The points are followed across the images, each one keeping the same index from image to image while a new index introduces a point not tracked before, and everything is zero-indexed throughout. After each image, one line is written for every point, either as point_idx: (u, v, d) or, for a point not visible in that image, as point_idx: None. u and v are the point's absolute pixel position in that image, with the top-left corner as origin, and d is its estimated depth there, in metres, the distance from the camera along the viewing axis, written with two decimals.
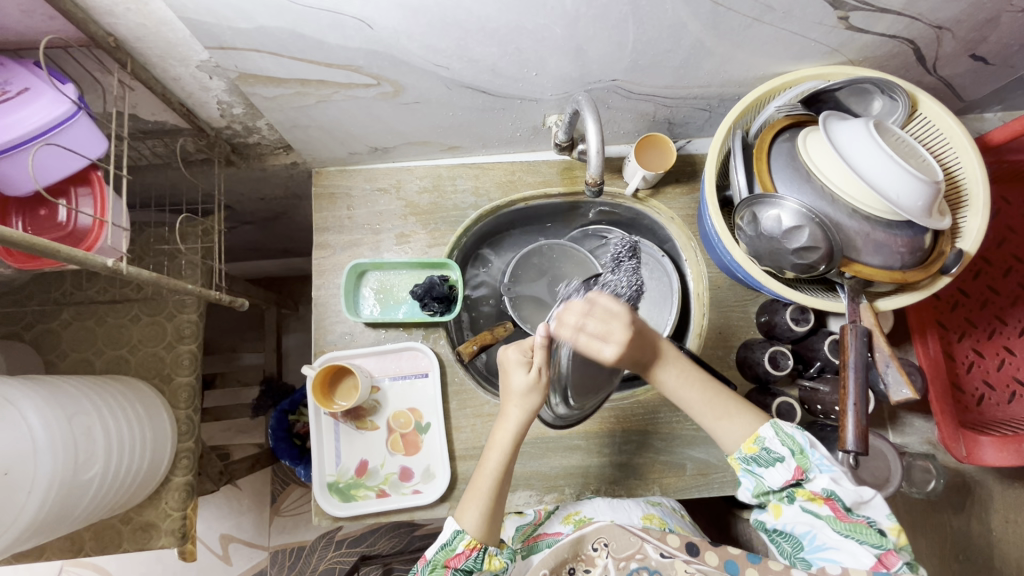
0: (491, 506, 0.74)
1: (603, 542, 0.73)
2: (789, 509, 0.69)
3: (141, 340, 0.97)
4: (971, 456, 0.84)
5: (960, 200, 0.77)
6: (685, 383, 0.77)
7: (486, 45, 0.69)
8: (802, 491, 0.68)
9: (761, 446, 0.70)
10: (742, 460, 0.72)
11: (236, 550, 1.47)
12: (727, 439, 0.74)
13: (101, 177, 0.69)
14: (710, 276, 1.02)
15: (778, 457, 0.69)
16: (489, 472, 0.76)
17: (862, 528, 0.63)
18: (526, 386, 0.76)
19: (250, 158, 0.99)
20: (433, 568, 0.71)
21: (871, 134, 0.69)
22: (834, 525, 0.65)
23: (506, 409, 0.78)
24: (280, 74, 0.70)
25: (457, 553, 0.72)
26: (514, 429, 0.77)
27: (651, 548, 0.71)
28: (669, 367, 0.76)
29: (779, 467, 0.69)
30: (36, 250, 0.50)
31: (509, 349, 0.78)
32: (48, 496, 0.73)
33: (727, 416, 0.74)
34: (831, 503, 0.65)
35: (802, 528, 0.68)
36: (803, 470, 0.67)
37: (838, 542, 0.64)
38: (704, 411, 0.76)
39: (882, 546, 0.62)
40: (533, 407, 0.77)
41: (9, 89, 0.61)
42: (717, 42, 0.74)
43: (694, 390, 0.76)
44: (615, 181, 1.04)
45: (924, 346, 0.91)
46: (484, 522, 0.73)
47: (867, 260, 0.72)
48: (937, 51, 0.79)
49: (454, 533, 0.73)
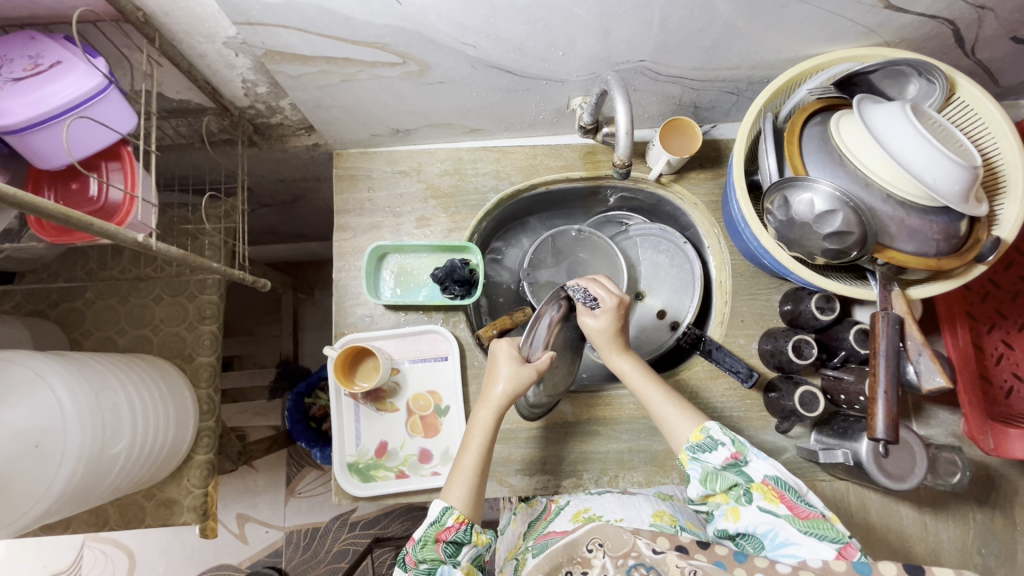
0: (475, 481, 0.76)
1: (597, 543, 0.73)
2: (746, 510, 0.70)
3: (163, 319, 0.98)
4: (999, 448, 0.82)
5: (997, 187, 0.75)
6: (644, 379, 0.82)
7: (515, 22, 0.68)
8: (754, 484, 0.70)
9: (706, 434, 0.74)
10: (690, 451, 0.75)
11: (252, 529, 1.50)
12: (690, 423, 0.77)
13: (131, 153, 0.69)
14: (732, 264, 1.00)
15: (720, 442, 0.73)
16: (473, 447, 0.78)
17: (819, 523, 0.66)
18: (510, 373, 0.79)
19: (272, 139, 0.98)
20: (425, 544, 0.71)
21: (908, 117, 0.67)
22: (794, 523, 0.67)
23: (490, 391, 0.80)
24: (307, 51, 0.70)
25: (449, 526, 0.71)
26: (495, 407, 0.79)
27: (643, 545, 0.69)
28: (634, 361, 0.85)
29: (720, 450, 0.73)
30: (71, 224, 0.50)
31: (501, 342, 0.82)
32: (77, 469, 0.74)
33: (684, 409, 0.79)
34: (786, 499, 0.68)
35: (763, 528, 0.68)
36: (742, 453, 0.72)
37: (799, 539, 0.66)
38: (662, 403, 0.80)
39: (841, 540, 0.64)
40: (518, 390, 0.79)
41: (42, 63, 0.61)
42: (749, 22, 0.72)
43: (654, 385, 0.81)
44: (638, 166, 1.02)
45: (954, 337, 0.89)
46: (470, 499, 0.74)
47: (900, 247, 0.71)
48: (977, 32, 0.77)
49: (443, 510, 0.72)
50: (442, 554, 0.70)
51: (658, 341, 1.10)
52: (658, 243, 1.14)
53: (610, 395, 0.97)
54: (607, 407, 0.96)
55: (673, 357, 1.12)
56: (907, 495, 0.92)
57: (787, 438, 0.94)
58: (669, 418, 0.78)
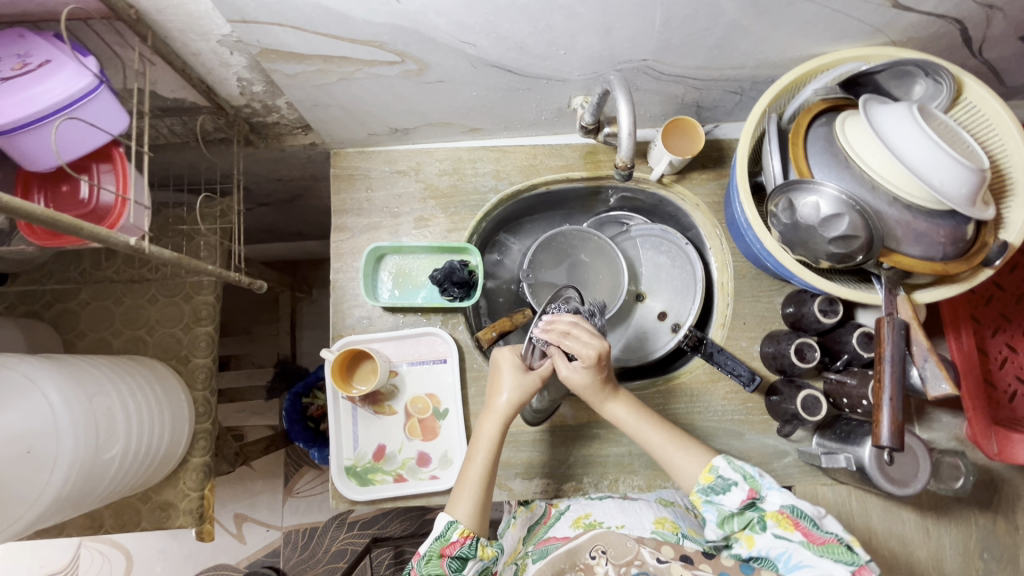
0: (482, 493, 0.75)
1: (600, 549, 0.78)
2: (761, 538, 0.70)
3: (158, 320, 0.97)
4: (1003, 453, 0.82)
5: (1004, 189, 0.74)
6: (642, 422, 0.80)
7: (516, 21, 0.67)
8: (768, 513, 0.69)
9: (715, 475, 0.73)
10: (702, 493, 0.73)
11: (250, 529, 1.49)
12: (696, 463, 0.76)
13: (123, 154, 0.68)
14: (735, 265, 0.99)
15: (732, 482, 0.71)
16: (478, 459, 0.77)
17: (834, 547, 0.65)
18: (513, 384, 0.79)
19: (268, 138, 0.97)
20: (428, 560, 0.70)
21: (915, 119, 0.66)
22: (809, 548, 0.66)
23: (493, 401, 0.80)
24: (303, 50, 0.68)
25: (452, 542, 0.71)
26: (499, 417, 0.79)
27: (647, 554, 0.76)
28: (630, 403, 0.81)
29: (734, 491, 0.71)
30: (60, 228, 0.49)
31: (504, 350, 0.82)
32: (70, 474, 0.73)
33: (689, 449, 0.77)
34: (801, 526, 0.67)
35: (777, 552, 0.69)
36: (756, 490, 0.70)
37: (813, 561, 0.66)
38: (666, 447, 0.78)
39: (855, 562, 0.63)
40: (522, 400, 0.79)
41: (31, 62, 0.59)
42: (755, 21, 0.71)
43: (654, 428, 0.79)
44: (640, 166, 1.00)
45: (958, 341, 0.88)
46: (476, 512, 0.74)
47: (906, 251, 0.70)
48: (985, 32, 0.76)
49: (448, 524, 0.72)
50: (446, 569, 0.69)
51: (659, 343, 1.09)
52: (659, 244, 1.13)
53: None
54: None
55: (673, 359, 1.11)
56: (910, 500, 0.91)
57: (789, 442, 0.94)
58: (673, 461, 0.77)
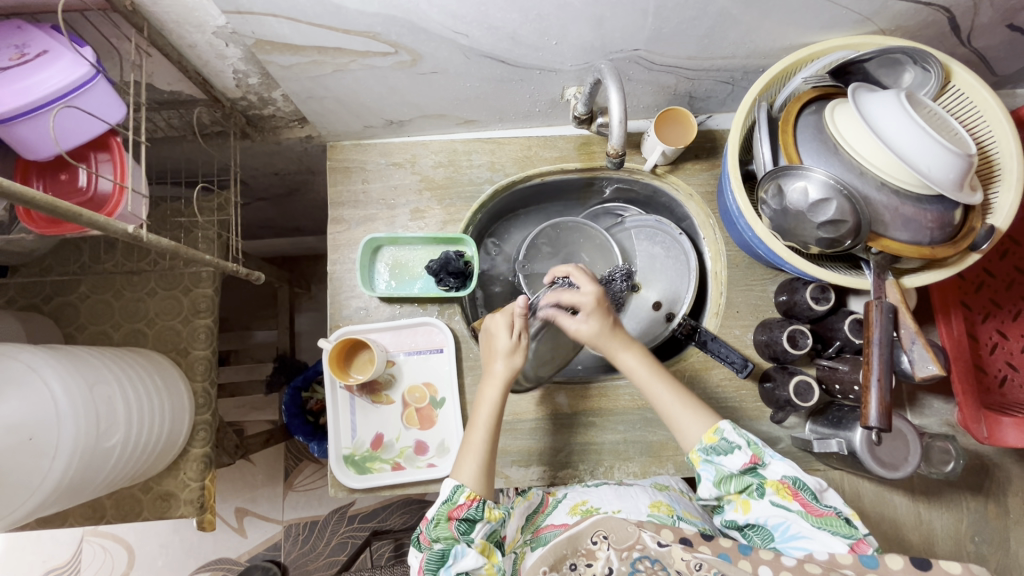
0: (485, 458, 0.76)
1: (602, 535, 0.72)
2: (757, 503, 0.71)
3: (158, 313, 0.98)
4: (993, 437, 0.82)
5: (992, 175, 0.75)
6: (652, 375, 0.81)
7: (508, 11, 0.67)
8: (768, 482, 0.70)
9: (720, 436, 0.74)
10: (702, 452, 0.74)
11: (251, 523, 1.50)
12: (701, 424, 0.76)
13: (120, 144, 0.69)
14: (727, 254, 1.00)
15: (735, 446, 0.72)
16: (480, 426, 0.78)
17: (832, 519, 0.67)
18: (508, 346, 0.81)
19: (265, 131, 0.98)
20: (438, 521, 0.71)
21: (902, 104, 0.67)
22: (807, 518, 0.67)
23: (493, 367, 0.82)
24: (298, 41, 0.69)
25: (460, 504, 0.71)
26: (500, 383, 0.81)
27: (648, 538, 0.69)
28: (642, 355, 0.83)
29: (736, 454, 0.72)
30: (59, 214, 0.50)
31: (495, 316, 0.84)
32: (72, 462, 0.74)
33: (693, 407, 0.78)
34: (799, 496, 0.68)
35: (774, 520, 0.69)
36: (759, 456, 0.71)
37: (811, 533, 0.66)
38: (672, 403, 0.79)
39: (853, 535, 0.65)
40: (518, 363, 0.82)
41: (29, 52, 0.60)
42: (744, 11, 0.72)
43: (663, 384, 0.80)
44: (634, 157, 1.01)
45: (948, 326, 0.89)
46: (482, 475, 0.75)
47: (894, 235, 0.71)
48: (973, 20, 0.77)
49: (455, 488, 0.73)
50: (456, 531, 0.71)
51: (654, 333, 1.10)
52: (654, 235, 1.14)
53: (605, 386, 0.97)
54: (602, 399, 0.96)
55: (668, 349, 1.12)
56: (902, 484, 0.92)
57: (781, 428, 0.95)
58: (675, 419, 0.78)
